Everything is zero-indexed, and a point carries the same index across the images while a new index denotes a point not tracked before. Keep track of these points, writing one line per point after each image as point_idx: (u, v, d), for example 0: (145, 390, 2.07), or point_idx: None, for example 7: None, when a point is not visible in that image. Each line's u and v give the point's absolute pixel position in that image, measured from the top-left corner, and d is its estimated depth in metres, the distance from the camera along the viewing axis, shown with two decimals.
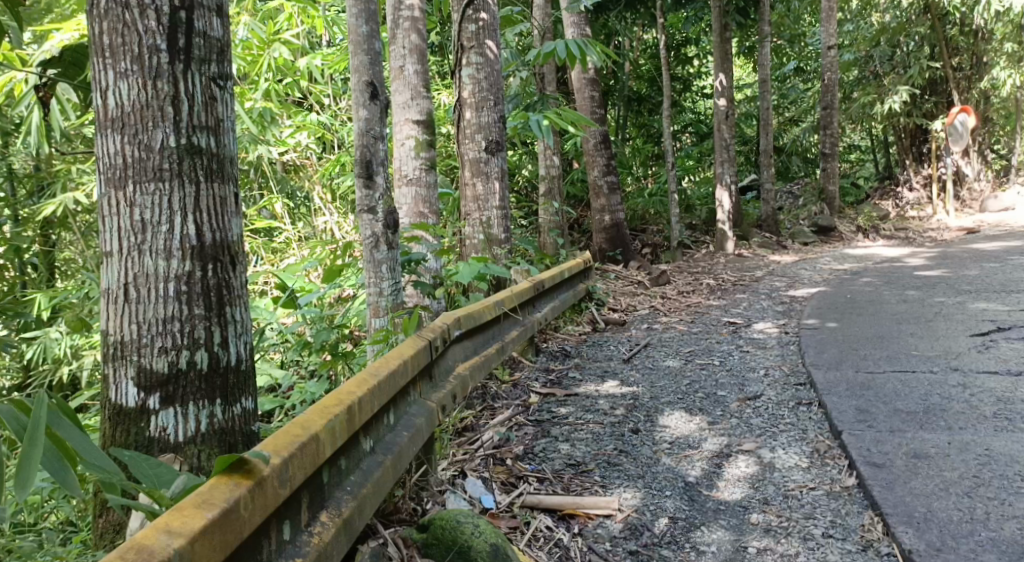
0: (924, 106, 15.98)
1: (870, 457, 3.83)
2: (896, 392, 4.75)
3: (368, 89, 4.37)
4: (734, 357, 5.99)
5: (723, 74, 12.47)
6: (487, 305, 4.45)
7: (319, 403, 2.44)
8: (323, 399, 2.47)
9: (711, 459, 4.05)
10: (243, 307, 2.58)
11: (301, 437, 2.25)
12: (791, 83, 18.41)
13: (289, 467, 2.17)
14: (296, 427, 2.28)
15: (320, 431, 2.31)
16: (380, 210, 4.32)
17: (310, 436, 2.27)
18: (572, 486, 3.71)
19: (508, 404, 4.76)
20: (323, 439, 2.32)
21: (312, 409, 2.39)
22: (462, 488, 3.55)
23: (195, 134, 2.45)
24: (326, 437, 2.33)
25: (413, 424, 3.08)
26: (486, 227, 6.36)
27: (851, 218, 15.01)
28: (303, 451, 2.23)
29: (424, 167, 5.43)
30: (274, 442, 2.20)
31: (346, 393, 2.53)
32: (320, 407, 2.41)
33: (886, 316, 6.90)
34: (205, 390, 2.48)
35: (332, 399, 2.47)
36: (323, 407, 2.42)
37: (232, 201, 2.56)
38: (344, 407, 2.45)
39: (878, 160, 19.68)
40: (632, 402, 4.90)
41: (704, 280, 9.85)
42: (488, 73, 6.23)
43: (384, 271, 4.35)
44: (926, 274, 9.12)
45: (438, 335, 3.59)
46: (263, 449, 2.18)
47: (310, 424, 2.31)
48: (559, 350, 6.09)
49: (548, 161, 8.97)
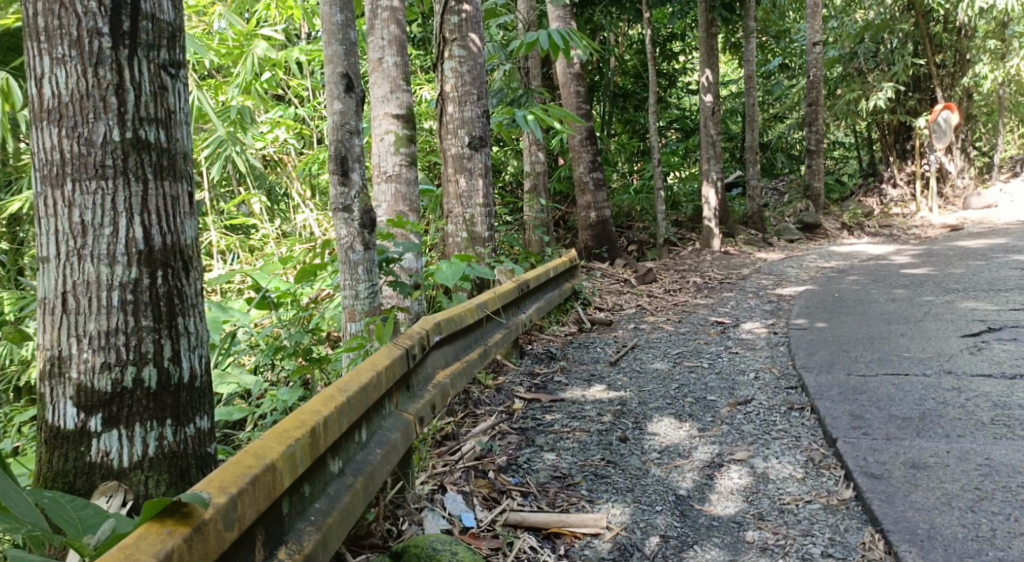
0: (908, 103, 15.89)
1: (867, 467, 3.65)
2: (891, 397, 4.58)
3: (343, 81, 4.14)
4: (723, 359, 5.82)
5: (710, 69, 12.30)
6: (469, 308, 4.25)
7: (279, 425, 2.24)
8: (283, 422, 2.26)
9: (702, 469, 3.86)
10: (198, 317, 2.37)
11: (253, 469, 2.04)
12: (777, 79, 18.27)
13: (237, 505, 1.96)
14: (248, 457, 2.08)
15: (276, 460, 2.10)
16: (356, 209, 4.12)
17: (263, 468, 2.06)
18: (558, 501, 3.52)
19: (490, 411, 4.56)
20: (281, 469, 2.12)
21: (269, 433, 2.19)
22: (441, 504, 3.38)
23: (142, 127, 2.24)
24: (285, 466, 2.13)
25: (387, 440, 2.88)
26: (468, 225, 6.17)
27: (835, 215, 14.91)
28: (256, 486, 2.02)
29: (405, 163, 5.23)
30: (221, 477, 1.99)
31: (310, 413, 2.32)
32: (279, 431, 2.21)
33: (875, 316, 6.75)
34: (153, 410, 2.26)
35: (292, 422, 2.26)
36: (283, 430, 2.21)
37: (186, 200, 2.35)
38: (306, 430, 2.25)
39: (862, 156, 19.60)
40: (620, 408, 4.71)
41: (690, 278, 9.69)
42: (471, 66, 6.01)
43: (361, 273, 4.14)
44: (913, 272, 8.98)
45: (416, 342, 3.38)
46: (207, 486, 1.96)
47: (266, 453, 2.11)
48: (543, 352, 5.90)
49: (532, 157, 8.78)
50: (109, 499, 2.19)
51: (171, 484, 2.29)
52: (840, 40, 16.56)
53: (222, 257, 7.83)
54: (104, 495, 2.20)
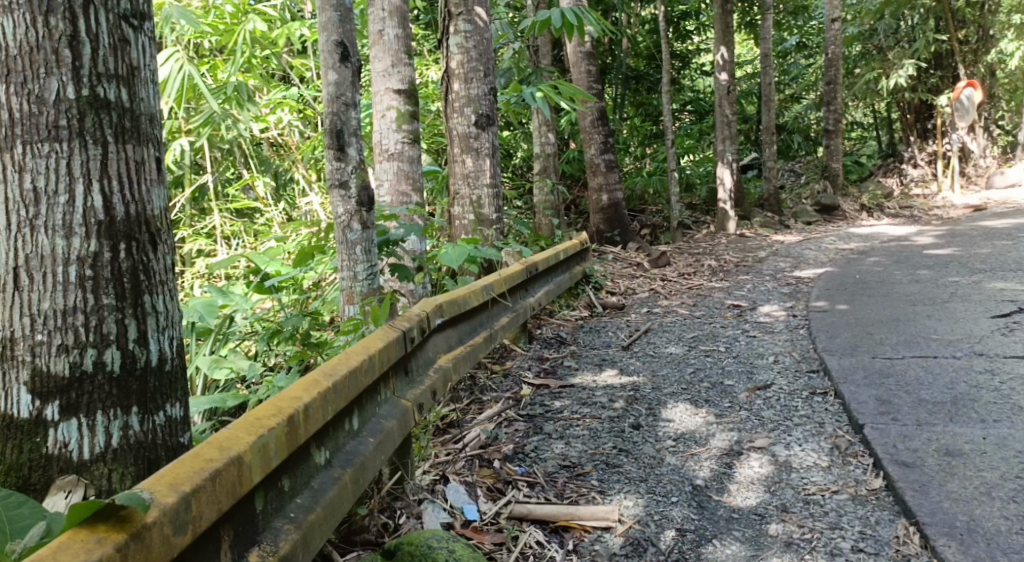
0: (930, 81, 15.57)
1: (897, 455, 3.43)
2: (919, 381, 4.34)
3: (339, 49, 3.89)
4: (741, 343, 5.58)
5: (725, 48, 11.98)
6: (474, 290, 4.03)
7: (252, 413, 2.04)
8: (257, 409, 2.06)
9: (720, 458, 3.65)
10: (167, 295, 2.17)
11: (215, 463, 1.84)
12: (793, 59, 17.97)
13: (191, 505, 1.76)
14: (210, 450, 1.88)
15: (244, 451, 1.90)
16: (353, 185, 3.89)
17: (227, 461, 1.86)
18: (567, 493, 3.30)
19: (497, 397, 4.36)
20: (249, 462, 1.91)
21: (239, 423, 1.99)
22: (443, 495, 3.18)
23: (101, 83, 2.04)
24: (256, 458, 1.93)
25: (381, 429, 2.67)
26: (475, 206, 5.93)
27: (854, 196, 14.63)
28: (216, 482, 1.82)
29: (407, 140, 5.01)
30: (176, 473, 1.80)
31: (290, 400, 2.12)
32: (249, 420, 2.01)
33: (898, 297, 6.49)
34: (116, 396, 2.06)
35: (268, 409, 2.08)
36: (255, 420, 2.01)
37: (152, 166, 2.15)
38: (286, 417, 2.06)
39: (881, 137, 19.26)
40: (633, 394, 4.49)
41: (705, 262, 9.44)
42: (478, 42, 5.79)
43: (359, 253, 3.93)
44: (937, 252, 8.70)
45: (415, 324, 3.16)
46: (158, 482, 1.77)
47: (233, 444, 1.91)
48: (553, 337, 5.68)
49: (542, 138, 8.54)
50: (68, 495, 1.99)
51: (137, 477, 2.09)
52: (859, 17, 16.19)
53: (226, 242, 7.71)
54: (62, 490, 1.98)
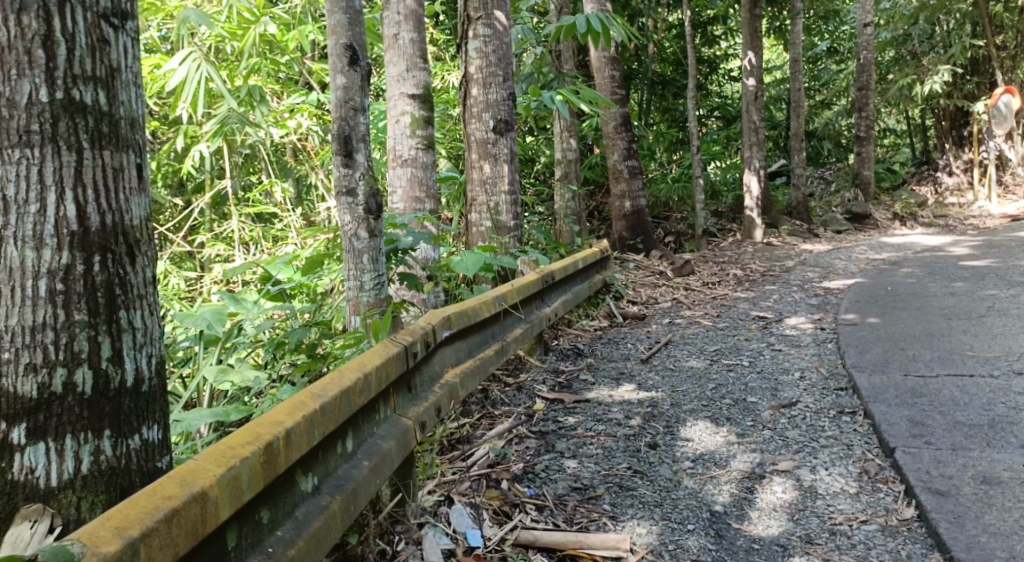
0: (966, 87, 15.23)
1: (931, 482, 3.24)
2: (955, 401, 4.13)
3: (348, 53, 3.76)
4: (765, 357, 5.39)
5: (753, 53, 11.77)
6: (485, 301, 3.88)
7: (222, 443, 1.96)
8: (229, 438, 1.98)
9: (741, 482, 3.47)
10: (145, 310, 2.16)
11: (172, 501, 1.76)
12: (824, 65, 17.71)
13: (143, 547, 1.68)
14: (169, 486, 1.80)
15: (207, 487, 1.82)
16: (361, 193, 3.76)
17: (187, 498, 1.78)
18: (576, 518, 3.15)
19: (509, 412, 4.21)
20: (213, 499, 1.83)
21: (206, 455, 1.91)
22: (446, 518, 3.04)
23: (77, 86, 2.01)
24: (221, 493, 1.85)
25: (378, 451, 2.53)
26: (493, 213, 5.77)
27: (887, 205, 14.32)
28: (173, 522, 1.74)
29: (422, 146, 4.88)
30: (131, 511, 1.72)
31: (268, 430, 2.03)
32: (217, 452, 1.93)
33: (932, 311, 6.25)
34: (87, 420, 2.04)
35: (240, 438, 1.99)
36: (223, 451, 1.93)
37: (132, 173, 2.14)
38: (258, 447, 1.97)
39: (914, 144, 18.93)
40: (651, 410, 4.31)
41: (730, 271, 9.23)
42: (497, 46, 5.65)
43: (366, 262, 3.81)
44: (973, 264, 8.43)
45: (419, 338, 3.02)
46: (110, 521, 1.69)
47: (195, 479, 1.83)
48: (570, 349, 5.53)
49: (564, 144, 8.39)
50: (33, 524, 1.96)
51: (108, 504, 2.07)
52: (892, 22, 15.92)
53: (245, 248, 7.64)
54: (28, 520, 1.96)
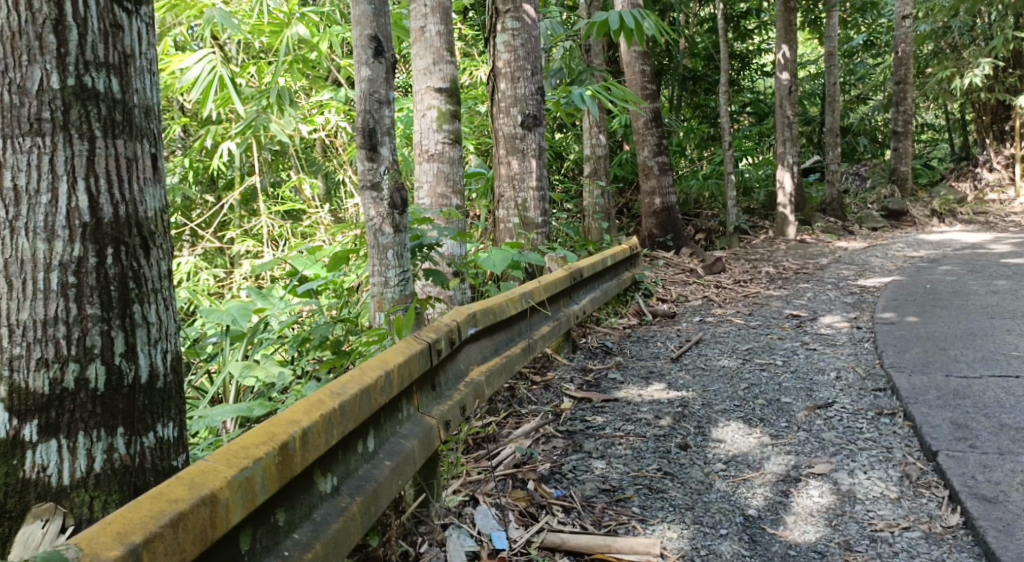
0: (1007, 81, 14.94)
1: (977, 489, 3.21)
2: (999, 403, 4.02)
3: (372, 44, 3.68)
4: (800, 356, 5.27)
5: (787, 46, 11.58)
6: (511, 298, 3.79)
7: (235, 442, 1.90)
8: (242, 437, 1.92)
9: (776, 485, 3.41)
10: (159, 304, 2.11)
11: (180, 504, 1.71)
12: (860, 58, 17.49)
13: (145, 554, 1.62)
14: (178, 488, 1.74)
15: (217, 490, 1.76)
16: (386, 186, 3.69)
17: (195, 503, 1.72)
18: (605, 520, 3.07)
19: (536, 410, 4.13)
20: (222, 503, 1.77)
21: (217, 455, 1.85)
22: (471, 519, 2.98)
23: (89, 73, 1.98)
24: (232, 495, 1.79)
25: (401, 449, 2.48)
26: (521, 209, 5.66)
27: (925, 201, 14.10)
28: (179, 527, 1.68)
29: (448, 141, 4.81)
30: (136, 514, 1.66)
31: (283, 430, 1.97)
32: (230, 452, 1.87)
33: (973, 310, 6.10)
34: (100, 417, 1.99)
35: (255, 439, 1.93)
36: (235, 451, 1.87)
37: (147, 163, 2.10)
38: (272, 448, 1.91)
39: (954, 139, 18.62)
40: (681, 410, 4.21)
41: (763, 268, 9.08)
42: (525, 40, 5.56)
43: (390, 258, 3.74)
44: (1015, 261, 8.25)
45: (443, 335, 2.93)
46: (112, 524, 1.63)
47: (205, 481, 1.77)
48: (598, 347, 5.43)
49: (593, 140, 8.30)
50: (45, 524, 1.92)
51: (121, 504, 2.03)
52: (931, 15, 15.66)
53: (273, 244, 7.55)
54: (39, 519, 1.92)
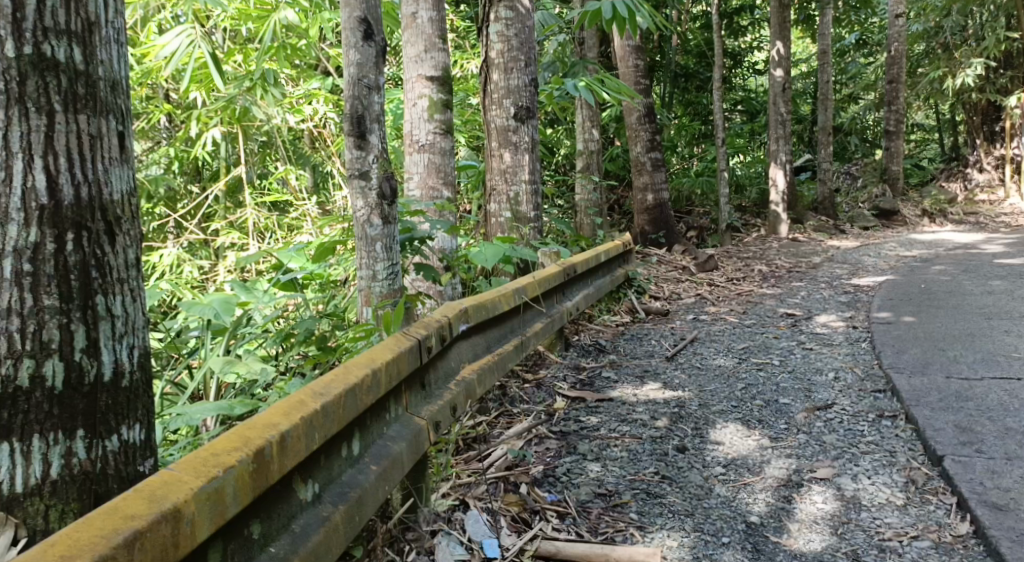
0: (998, 82, 14.91)
1: (987, 496, 3.09)
2: (1002, 406, 3.90)
3: (362, 27, 3.50)
4: (796, 356, 5.14)
5: (781, 43, 11.45)
6: (504, 293, 3.64)
7: (205, 448, 1.76)
8: (214, 443, 1.78)
9: (778, 490, 3.28)
10: (125, 295, 2.06)
11: (138, 521, 1.56)
12: (851, 57, 17.42)
13: None
14: (138, 502, 1.60)
15: (181, 503, 1.62)
16: (375, 175, 3.55)
17: (155, 519, 1.58)
18: (602, 527, 2.93)
19: (528, 410, 3.99)
20: (186, 518, 1.62)
21: (185, 462, 1.71)
22: (461, 526, 2.83)
23: (49, 40, 1.92)
24: (200, 508, 1.65)
25: (388, 452, 2.33)
26: (513, 203, 5.51)
27: (915, 201, 14.03)
28: (135, 546, 1.54)
29: (440, 131, 4.64)
30: (89, 530, 1.52)
31: (257, 437, 1.82)
32: (199, 459, 1.73)
33: (970, 310, 5.99)
34: (59, 419, 1.93)
35: (227, 444, 1.79)
36: (205, 459, 1.73)
37: (111, 142, 2.05)
38: (246, 454, 1.77)
39: (944, 140, 18.58)
40: (678, 411, 4.07)
41: (755, 266, 8.96)
42: (519, 29, 5.40)
43: (379, 251, 3.59)
44: (1007, 261, 8.17)
45: (434, 332, 2.78)
46: (62, 541, 1.50)
47: (168, 493, 1.63)
48: (592, 344, 5.29)
49: (586, 135, 8.15)
50: None
51: (80, 512, 1.97)
52: (923, 14, 15.57)
53: (259, 236, 7.37)
54: None
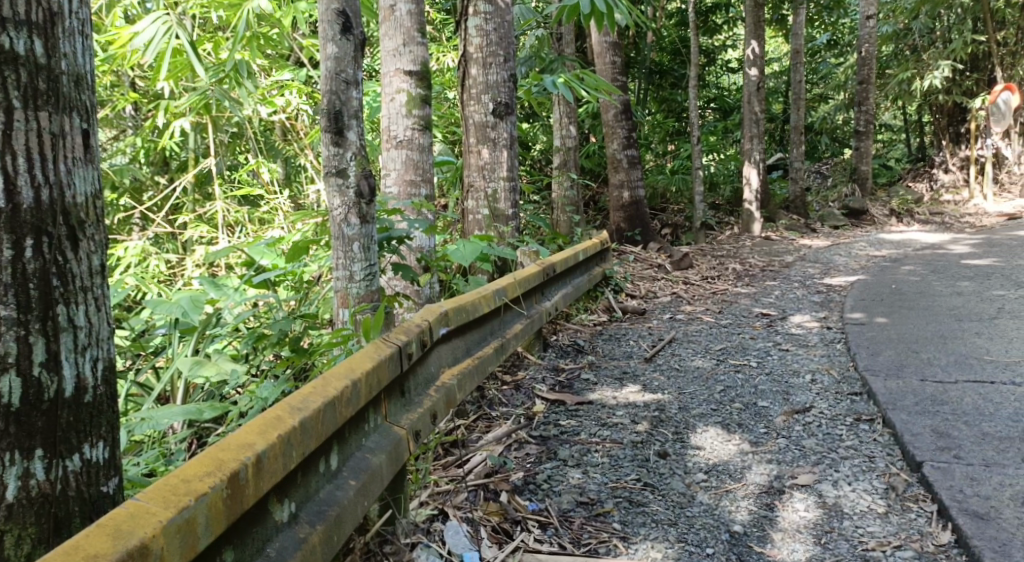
0: (965, 84, 15.07)
1: (967, 504, 3.07)
2: (979, 410, 3.89)
3: (340, 19, 3.39)
4: (773, 357, 5.11)
5: (756, 41, 11.44)
6: (484, 296, 3.56)
7: (176, 473, 1.75)
8: (185, 468, 1.77)
9: (759, 497, 3.23)
10: (88, 305, 2.05)
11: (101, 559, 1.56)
12: (822, 57, 17.51)
13: None
14: (103, 537, 1.59)
15: (147, 539, 1.61)
16: (352, 173, 3.44)
17: (119, 557, 1.57)
18: (584, 538, 2.87)
19: (507, 413, 3.92)
20: (152, 554, 1.61)
21: (155, 490, 1.70)
22: (440, 537, 2.76)
23: (8, 33, 1.90)
24: (168, 541, 1.64)
25: (371, 463, 2.29)
26: (490, 200, 5.44)
27: (884, 201, 14.13)
28: None
29: (418, 127, 4.54)
30: None
31: (229, 462, 1.80)
32: (169, 486, 1.72)
33: (941, 311, 6.00)
34: (17, 438, 1.94)
35: (198, 469, 1.77)
36: (175, 487, 1.72)
37: (76, 140, 2.03)
38: (218, 481, 1.76)
39: (911, 140, 18.76)
40: (658, 415, 4.02)
41: (729, 265, 8.96)
42: (498, 24, 5.30)
43: (356, 251, 3.49)
44: (974, 262, 8.24)
45: (414, 338, 2.70)
46: None
47: (135, 527, 1.62)
48: (570, 345, 5.23)
49: (563, 131, 8.08)
50: None
51: (39, 536, 1.98)
52: (893, 15, 15.66)
53: (229, 231, 7.23)
54: None
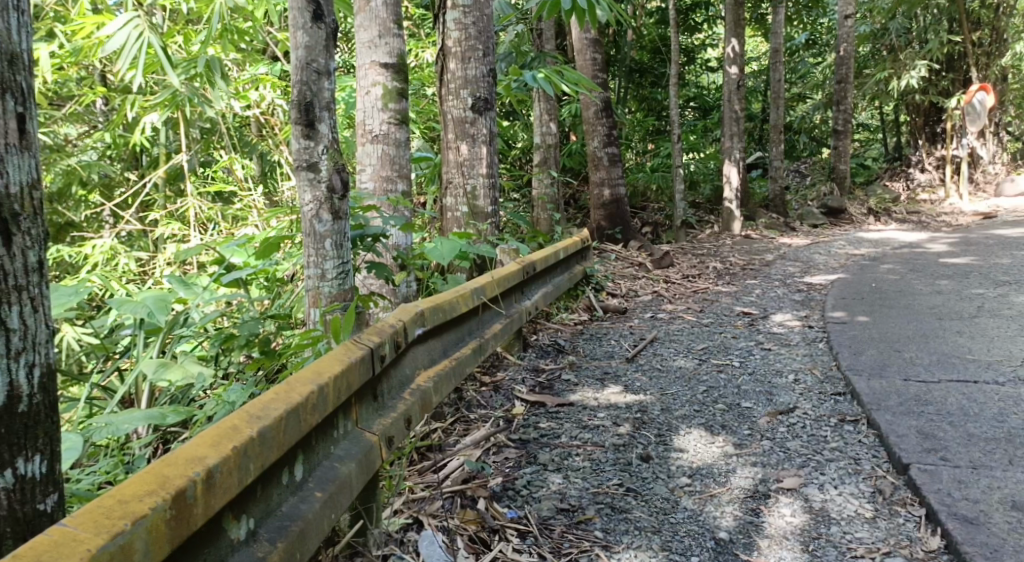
0: (941, 84, 15.11)
1: (957, 508, 2.98)
2: (964, 411, 3.82)
3: (311, 7, 3.25)
4: (755, 357, 5.03)
5: (735, 40, 11.37)
6: (462, 293, 3.44)
7: (115, 493, 1.67)
8: (125, 486, 1.68)
9: (745, 502, 3.13)
10: (23, 305, 1.97)
11: None
12: (801, 56, 17.51)
13: None
14: None
15: None
16: (324, 167, 3.32)
17: None
18: (564, 547, 2.77)
19: (485, 415, 3.80)
20: None
21: (90, 512, 1.63)
22: (414, 548, 2.66)
23: None
24: None
25: (341, 472, 2.18)
26: (469, 197, 5.31)
27: (861, 200, 14.15)
28: None
29: (395, 121, 4.41)
30: None
31: (170, 480, 1.70)
32: (104, 509, 1.64)
33: (922, 310, 5.95)
34: None
35: (140, 488, 1.69)
36: (110, 509, 1.63)
37: (9, 125, 1.93)
38: (159, 501, 1.67)
39: (888, 139, 18.82)
40: (640, 416, 3.92)
41: (709, 263, 8.88)
42: (477, 18, 5.18)
43: (329, 248, 3.37)
44: (953, 261, 8.21)
45: (388, 339, 2.58)
46: None
47: (61, 555, 1.55)
48: (550, 345, 5.12)
49: (544, 128, 7.95)
50: None
51: None
52: (870, 15, 15.67)
53: (201, 228, 7.04)
54: None
